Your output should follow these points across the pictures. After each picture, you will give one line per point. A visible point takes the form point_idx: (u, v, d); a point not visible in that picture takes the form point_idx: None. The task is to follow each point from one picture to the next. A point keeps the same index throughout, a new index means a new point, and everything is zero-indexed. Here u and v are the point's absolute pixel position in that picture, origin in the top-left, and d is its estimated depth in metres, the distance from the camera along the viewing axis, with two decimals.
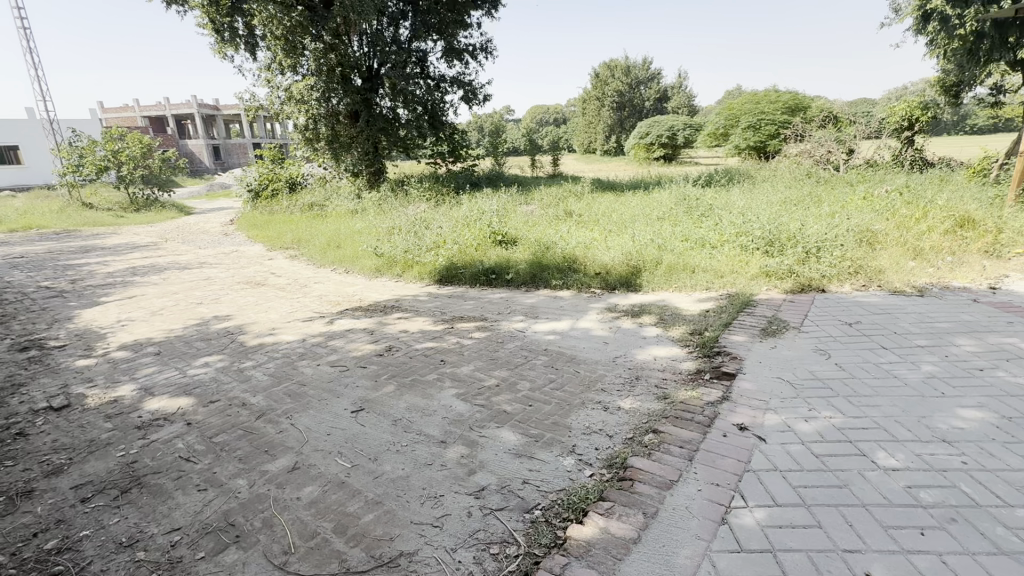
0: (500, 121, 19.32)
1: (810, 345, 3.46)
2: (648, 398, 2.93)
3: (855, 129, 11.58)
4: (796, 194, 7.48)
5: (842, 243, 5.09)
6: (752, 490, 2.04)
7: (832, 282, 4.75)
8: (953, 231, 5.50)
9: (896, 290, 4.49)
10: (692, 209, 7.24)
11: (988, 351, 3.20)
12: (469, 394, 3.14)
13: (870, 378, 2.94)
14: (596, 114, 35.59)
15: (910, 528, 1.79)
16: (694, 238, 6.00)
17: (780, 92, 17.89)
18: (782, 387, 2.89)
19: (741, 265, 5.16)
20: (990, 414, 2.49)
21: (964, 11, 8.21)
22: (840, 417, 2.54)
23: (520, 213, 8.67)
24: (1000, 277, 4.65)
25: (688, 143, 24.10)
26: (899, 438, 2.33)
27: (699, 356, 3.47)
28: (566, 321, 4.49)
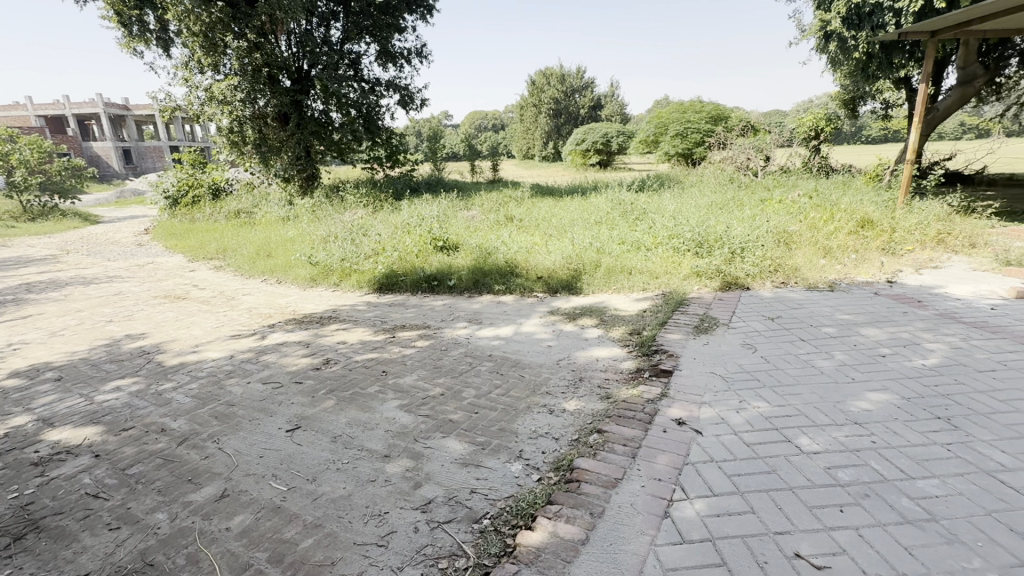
0: (438, 126, 19.17)
1: (739, 340, 3.68)
2: (591, 399, 2.99)
3: (770, 138, 12.53)
4: (721, 199, 7.97)
5: (763, 244, 5.47)
6: (691, 482, 2.12)
7: (755, 280, 5.08)
8: (855, 231, 6.07)
9: (811, 285, 4.88)
10: (627, 213, 7.52)
11: (888, 338, 3.55)
12: (413, 404, 3.06)
13: (791, 368, 3.16)
14: (534, 121, 36.23)
15: (831, 506, 1.93)
16: (630, 241, 6.22)
17: (704, 102, 19.04)
18: (714, 380, 3.05)
19: (674, 266, 5.42)
20: (892, 396, 2.76)
21: (857, 33, 9.15)
22: (766, 406, 2.71)
23: (460, 218, 8.61)
24: (896, 272, 5.18)
25: (622, 149, 25.05)
26: (818, 423, 2.52)
27: (638, 355, 3.59)
28: (510, 325, 4.51)
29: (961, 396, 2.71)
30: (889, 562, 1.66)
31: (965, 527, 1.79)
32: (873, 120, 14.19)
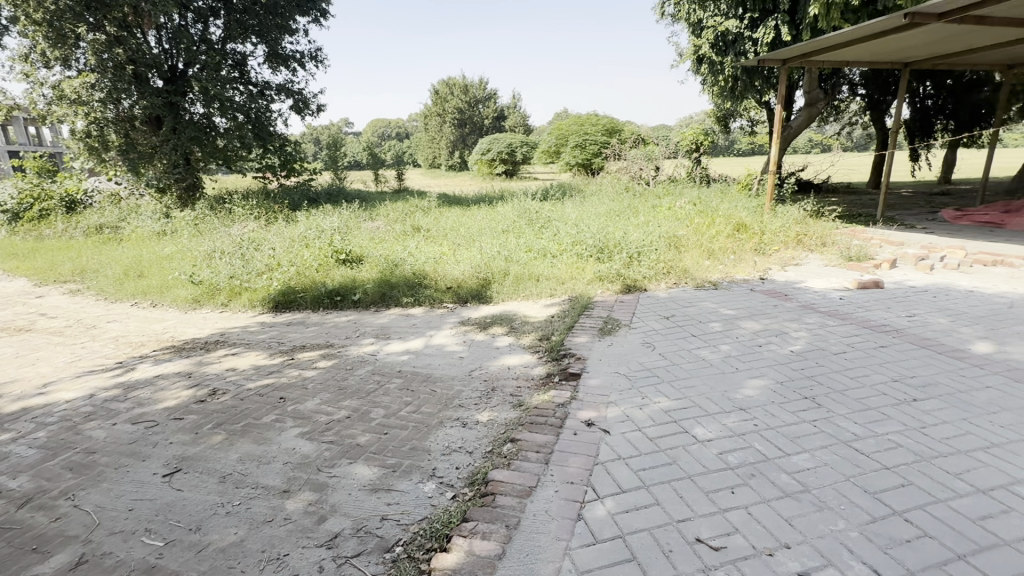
0: (338, 133, 18.36)
1: (639, 339, 3.90)
2: (504, 408, 2.99)
3: (659, 150, 13.63)
4: (619, 206, 8.49)
5: (657, 248, 5.88)
6: (601, 482, 2.19)
7: (651, 282, 5.43)
8: (732, 234, 6.76)
9: (698, 285, 5.35)
10: (533, 221, 7.72)
11: (763, 330, 3.98)
12: (315, 431, 2.84)
13: (685, 363, 3.42)
14: (439, 130, 36.17)
15: (724, 489, 2.09)
16: (537, 249, 6.39)
17: (600, 116, 20.22)
18: (619, 380, 3.20)
19: (578, 272, 5.64)
20: (769, 381, 3.08)
21: (724, 58, 10.30)
22: (666, 401, 2.90)
23: (364, 229, 8.27)
24: (767, 269, 5.84)
25: (526, 159, 25.77)
26: (710, 412, 2.74)
27: (548, 360, 3.67)
28: (419, 339, 4.38)
29: (823, 377, 3.10)
30: (774, 534, 1.83)
31: (831, 493, 2.03)
32: (742, 136, 16.00)
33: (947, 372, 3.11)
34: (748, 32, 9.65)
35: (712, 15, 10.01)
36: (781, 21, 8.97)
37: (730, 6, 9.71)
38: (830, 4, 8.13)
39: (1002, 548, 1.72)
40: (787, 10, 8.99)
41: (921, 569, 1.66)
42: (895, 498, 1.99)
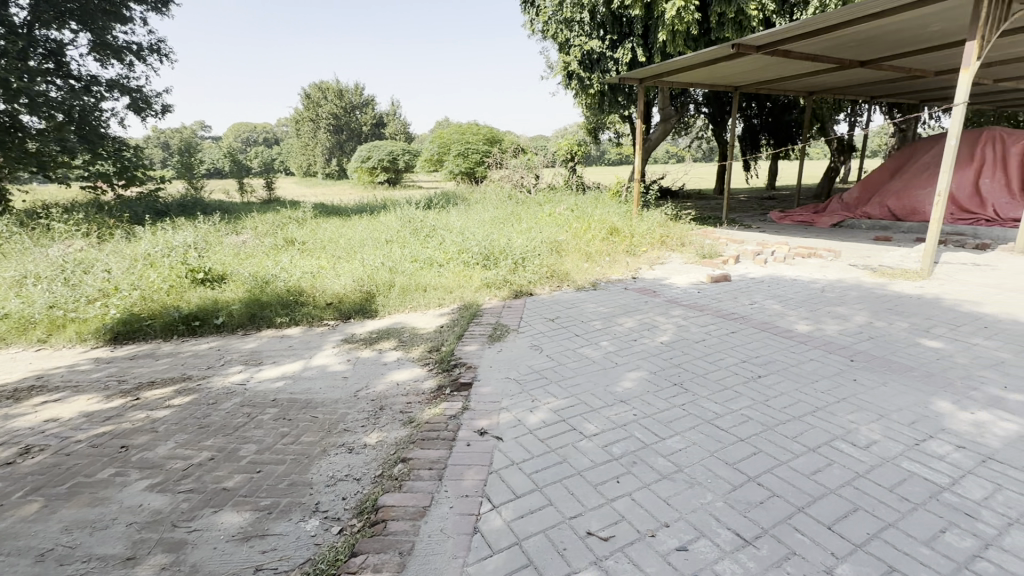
0: (190, 137, 16.30)
1: (527, 343, 4.00)
2: (393, 428, 2.85)
3: (538, 160, 14.23)
4: (502, 214, 8.68)
5: (540, 253, 6.10)
6: (495, 490, 2.18)
7: (537, 286, 5.61)
8: (607, 238, 7.26)
9: (580, 286, 5.65)
10: (418, 229, 7.57)
11: (637, 325, 4.32)
12: (169, 481, 2.44)
13: (570, 362, 3.57)
14: (312, 135, 34.00)
15: (610, 480, 2.20)
16: (422, 259, 6.24)
17: (480, 126, 20.57)
18: (510, 385, 3.24)
19: (466, 280, 5.63)
20: (644, 372, 3.34)
21: (591, 74, 11.04)
22: (554, 401, 2.99)
23: (227, 244, 7.43)
24: (638, 269, 6.37)
25: (409, 168, 25.24)
26: (594, 407, 2.88)
27: (439, 372, 3.58)
28: (297, 361, 4.02)
29: (688, 364, 3.44)
30: (654, 516, 1.97)
31: (700, 469, 2.25)
32: (611, 147, 17.37)
33: (782, 350, 3.64)
34: (609, 52, 10.54)
35: (577, 35, 10.65)
36: (637, 43, 9.98)
37: (593, 27, 10.47)
38: (674, 31, 9.26)
39: (830, 496, 2.04)
40: (641, 34, 10.03)
41: (772, 525, 1.89)
42: (749, 466, 2.26)
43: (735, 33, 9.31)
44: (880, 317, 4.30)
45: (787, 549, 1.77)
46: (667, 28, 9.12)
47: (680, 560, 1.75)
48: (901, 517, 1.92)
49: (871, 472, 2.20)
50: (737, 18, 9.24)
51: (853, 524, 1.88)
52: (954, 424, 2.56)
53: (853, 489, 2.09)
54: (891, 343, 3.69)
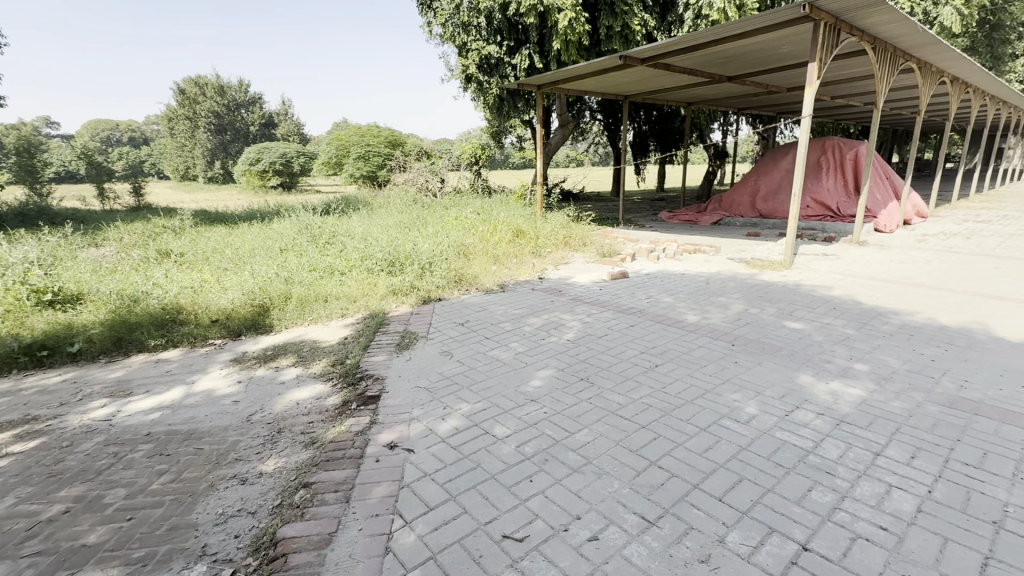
0: (30, 135, 13.90)
1: (437, 349, 3.92)
2: (293, 451, 2.63)
3: (442, 163, 14.10)
4: (407, 218, 8.47)
5: (446, 257, 6.03)
6: (407, 505, 2.10)
7: (445, 291, 5.53)
8: (513, 240, 7.39)
9: (488, 289, 5.67)
10: (316, 236, 7.13)
11: (545, 324, 4.43)
12: (10, 545, 2.04)
13: (481, 365, 3.56)
14: (190, 135, 30.71)
15: (523, 480, 2.22)
16: (322, 267, 5.88)
17: (381, 127, 19.90)
18: (420, 394, 3.15)
19: (370, 287, 5.40)
20: (554, 370, 3.43)
21: (490, 79, 11.16)
22: (466, 406, 2.96)
23: (83, 259, 6.44)
24: (544, 270, 6.55)
25: (305, 171, 23.72)
26: (506, 409, 2.90)
27: (343, 387, 3.38)
28: (176, 388, 3.57)
29: (593, 359, 3.60)
30: (567, 511, 2.02)
31: (607, 460, 2.35)
32: (514, 150, 17.72)
33: (674, 339, 3.94)
34: (507, 58, 10.76)
35: (475, 39, 10.68)
36: (533, 50, 10.31)
37: (490, 32, 10.60)
38: (568, 41, 9.70)
39: (719, 471, 2.24)
40: (536, 42, 10.37)
41: (672, 504, 2.03)
42: (651, 451, 2.41)
43: (621, 46, 9.97)
44: (754, 304, 4.83)
45: (686, 525, 1.91)
46: (560, 37, 9.52)
47: (592, 550, 1.80)
48: (777, 482, 2.15)
49: (752, 445, 2.44)
50: (623, 31, 9.90)
51: (739, 494, 2.08)
52: (815, 394, 2.94)
53: (738, 462, 2.30)
54: (763, 327, 4.16)
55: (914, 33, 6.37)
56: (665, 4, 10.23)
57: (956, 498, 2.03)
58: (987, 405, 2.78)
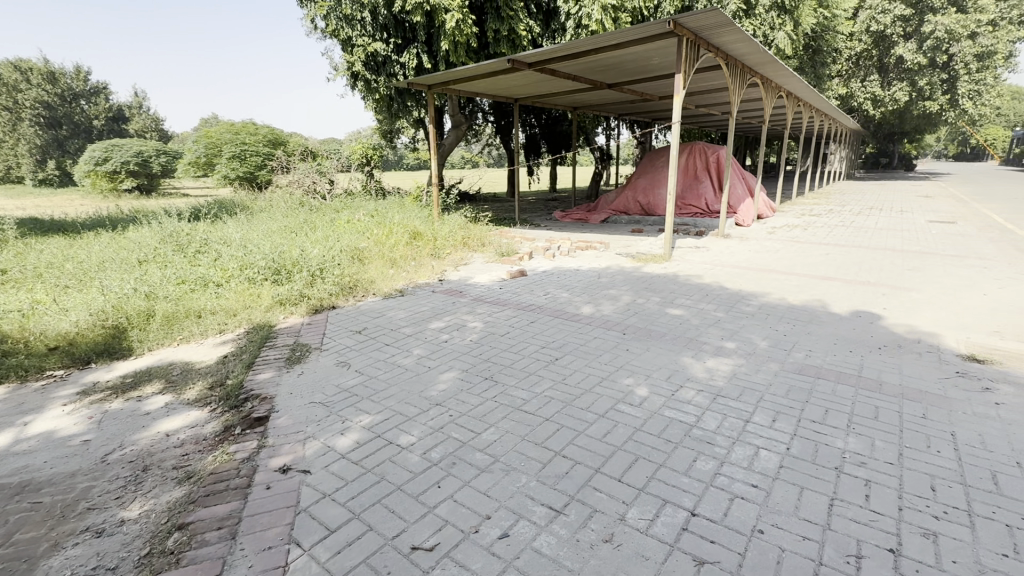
0: None
1: (333, 360, 3.69)
2: (163, 490, 2.30)
3: (330, 164, 13.26)
4: (292, 222, 7.87)
5: (339, 262, 5.70)
6: (305, 532, 1.94)
7: (338, 298, 5.23)
8: (410, 242, 7.20)
9: (386, 294, 5.47)
10: (184, 245, 6.34)
11: (446, 326, 4.38)
12: None
13: (382, 373, 3.42)
14: (11, 129, 25.74)
15: (431, 487, 2.17)
16: (192, 278, 5.23)
17: (258, 124, 18.22)
18: (315, 410, 2.93)
19: (253, 299, 4.92)
20: (458, 372, 3.40)
21: (377, 77, 10.76)
22: (367, 418, 2.82)
23: None
24: (443, 271, 6.47)
25: (167, 172, 21.00)
26: (410, 416, 2.81)
27: (224, 411, 3.04)
28: (2, 434, 2.94)
29: (496, 357, 3.63)
30: (476, 512, 2.01)
31: (513, 456, 2.38)
32: (407, 151, 17.29)
33: (571, 333, 4.11)
34: (395, 56, 10.47)
35: (360, 35, 10.22)
36: (421, 50, 10.16)
37: (375, 28, 10.22)
38: (456, 42, 9.70)
39: (617, 453, 2.38)
40: (424, 41, 10.23)
41: (577, 490, 2.11)
42: (555, 442, 2.49)
43: (509, 50, 10.20)
44: (641, 295, 5.21)
45: (590, 508, 2.00)
46: (449, 38, 9.48)
47: (503, 548, 1.81)
48: (667, 457, 2.34)
49: (645, 425, 2.63)
50: (510, 36, 10.14)
51: (636, 472, 2.23)
52: (695, 372, 3.26)
53: (634, 442, 2.47)
54: (649, 315, 4.51)
55: (757, 52, 7.31)
56: (548, 12, 10.67)
57: (807, 451, 2.36)
58: (827, 369, 3.30)
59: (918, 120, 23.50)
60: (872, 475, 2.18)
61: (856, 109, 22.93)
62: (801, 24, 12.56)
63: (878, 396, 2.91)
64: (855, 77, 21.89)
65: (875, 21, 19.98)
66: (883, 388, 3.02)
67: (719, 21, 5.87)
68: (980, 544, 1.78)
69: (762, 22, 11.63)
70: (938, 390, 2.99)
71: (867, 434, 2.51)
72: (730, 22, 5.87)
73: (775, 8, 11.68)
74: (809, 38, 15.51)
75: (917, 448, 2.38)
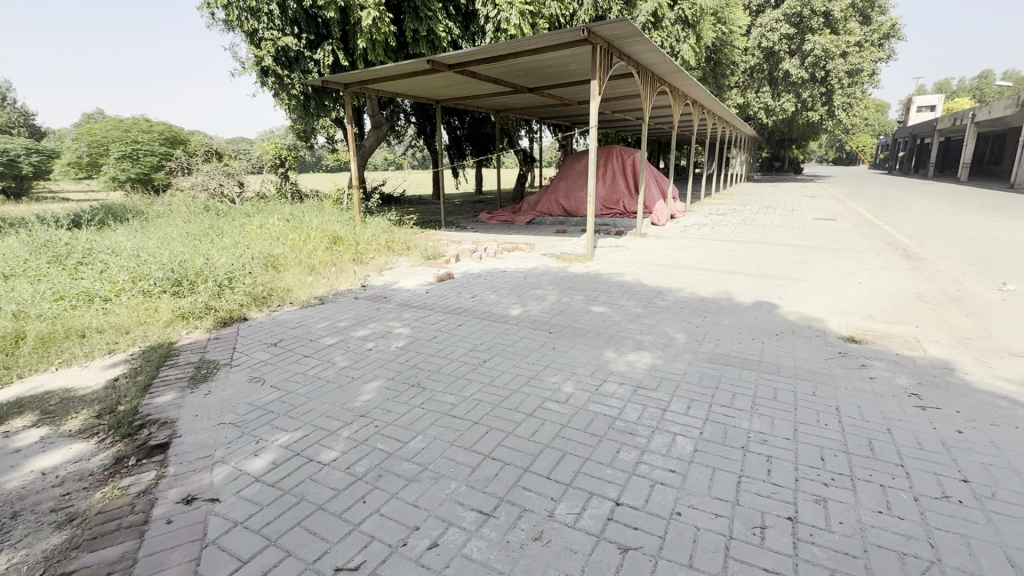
0: None
1: (245, 376, 3.43)
2: (37, 537, 2.00)
3: (238, 165, 12.23)
4: (195, 228, 7.21)
5: (250, 270, 5.31)
6: (214, 565, 1.78)
7: (250, 310, 4.88)
8: (329, 247, 6.88)
9: (304, 302, 5.18)
10: (62, 257, 5.59)
11: (370, 334, 4.24)
12: None
13: (301, 387, 3.23)
14: None
15: (355, 504, 2.07)
16: (72, 293, 4.62)
17: (153, 121, 16.55)
18: (224, 431, 2.70)
19: (149, 314, 4.46)
20: (383, 381, 3.28)
21: (290, 74, 10.13)
22: (284, 436, 2.64)
23: None
24: (366, 277, 6.25)
25: (40, 174, 18.45)
26: (332, 430, 2.68)
27: (115, 440, 2.71)
28: None
29: (423, 363, 3.56)
30: (404, 524, 1.95)
31: (442, 462, 2.34)
32: (325, 152, 16.52)
33: (499, 334, 4.12)
34: (308, 52, 9.99)
35: (267, 28, 9.54)
36: (337, 47, 9.79)
37: (284, 22, 9.62)
38: (373, 40, 9.42)
39: (545, 450, 2.42)
40: (339, 38, 9.86)
41: (506, 492, 2.12)
42: (483, 444, 2.48)
43: (429, 50, 10.09)
44: (566, 294, 5.35)
45: (519, 508, 2.01)
46: (365, 36, 9.19)
47: (432, 558, 1.77)
48: (592, 450, 2.42)
49: (571, 421, 2.70)
50: (429, 37, 10.02)
51: (562, 468, 2.28)
52: (617, 366, 3.40)
53: (561, 439, 2.52)
54: (574, 314, 4.64)
55: (664, 62, 7.78)
56: (467, 15, 10.68)
57: (718, 434, 2.54)
58: (733, 356, 3.58)
59: (802, 129, 26.27)
60: (773, 451, 2.39)
61: (752, 118, 25.17)
62: (702, 38, 13.58)
63: (777, 378, 3.21)
64: (750, 88, 24.04)
65: (765, 38, 22.14)
66: (780, 370, 3.33)
67: (629, 31, 6.19)
68: (861, 505, 2.00)
69: (669, 34, 12.44)
70: (825, 368, 3.35)
71: (768, 414, 2.75)
72: (639, 33, 6.20)
73: (679, 22, 12.54)
74: (710, 51, 16.81)
75: (809, 423, 2.65)
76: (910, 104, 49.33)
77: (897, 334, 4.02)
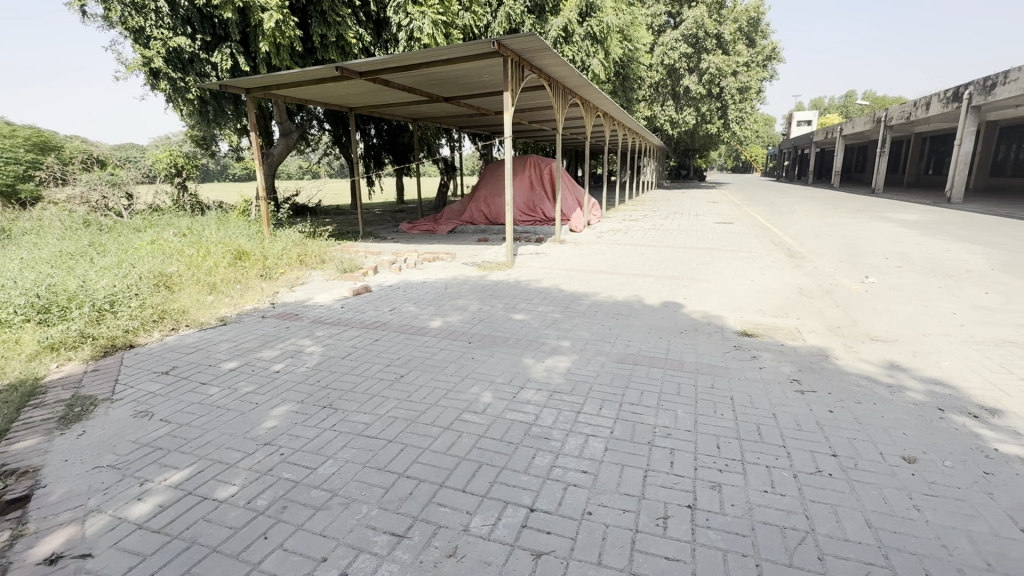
0: None
1: (129, 411, 3.07)
2: None
3: (126, 174, 10.94)
4: (70, 247, 6.39)
5: (138, 291, 4.79)
6: None
7: (138, 335, 4.41)
8: (233, 263, 6.39)
9: (202, 325, 4.77)
10: None
11: (279, 354, 3.98)
12: None
13: (196, 419, 2.95)
14: None
15: (256, 540, 1.94)
16: None
17: (16, 125, 14.52)
18: (101, 476, 2.40)
19: (8, 348, 3.89)
20: (292, 404, 3.09)
21: (184, 77, 9.33)
22: (175, 474, 2.41)
23: None
24: (275, 293, 5.89)
25: None
26: (231, 463, 2.48)
27: None
28: None
29: (335, 382, 3.40)
30: (311, 556, 1.85)
31: (353, 486, 2.25)
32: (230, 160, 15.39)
33: (417, 347, 4.04)
34: (204, 54, 9.27)
35: (155, 26, 8.69)
36: (236, 50, 9.20)
37: (175, 21, 8.84)
38: (278, 44, 8.96)
39: (461, 463, 2.40)
40: (239, 41, 9.28)
41: (420, 510, 2.08)
42: (398, 463, 2.42)
43: (339, 56, 9.77)
44: (487, 303, 5.37)
45: (433, 525, 1.98)
46: (268, 39, 8.69)
47: None
48: (508, 459, 2.44)
49: (488, 431, 2.70)
50: (339, 42, 9.71)
51: (478, 479, 2.27)
52: (534, 373, 3.45)
53: (477, 450, 2.51)
54: (494, 322, 4.66)
55: (574, 76, 8.12)
56: (378, 22, 10.47)
57: (627, 432, 2.67)
58: (643, 355, 3.78)
59: (703, 140, 28.56)
60: (675, 443, 2.55)
61: (659, 129, 26.98)
62: (610, 54, 14.36)
63: (680, 374, 3.43)
64: (656, 102, 25.73)
65: (667, 56, 23.94)
66: (684, 366, 3.57)
67: (538, 45, 6.39)
68: (750, 486, 2.19)
69: (579, 49, 13.03)
70: (722, 362, 3.64)
71: (672, 408, 2.93)
72: (546, 47, 6.43)
73: (588, 38, 13.13)
74: (618, 66, 17.82)
75: (708, 414, 2.86)
76: (792, 119, 55.44)
77: (783, 326, 4.46)
